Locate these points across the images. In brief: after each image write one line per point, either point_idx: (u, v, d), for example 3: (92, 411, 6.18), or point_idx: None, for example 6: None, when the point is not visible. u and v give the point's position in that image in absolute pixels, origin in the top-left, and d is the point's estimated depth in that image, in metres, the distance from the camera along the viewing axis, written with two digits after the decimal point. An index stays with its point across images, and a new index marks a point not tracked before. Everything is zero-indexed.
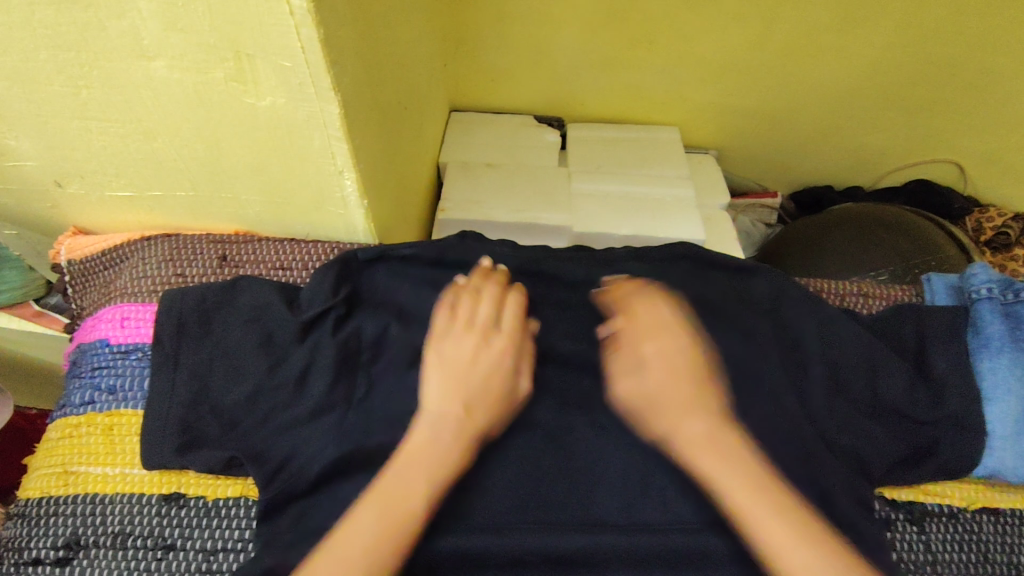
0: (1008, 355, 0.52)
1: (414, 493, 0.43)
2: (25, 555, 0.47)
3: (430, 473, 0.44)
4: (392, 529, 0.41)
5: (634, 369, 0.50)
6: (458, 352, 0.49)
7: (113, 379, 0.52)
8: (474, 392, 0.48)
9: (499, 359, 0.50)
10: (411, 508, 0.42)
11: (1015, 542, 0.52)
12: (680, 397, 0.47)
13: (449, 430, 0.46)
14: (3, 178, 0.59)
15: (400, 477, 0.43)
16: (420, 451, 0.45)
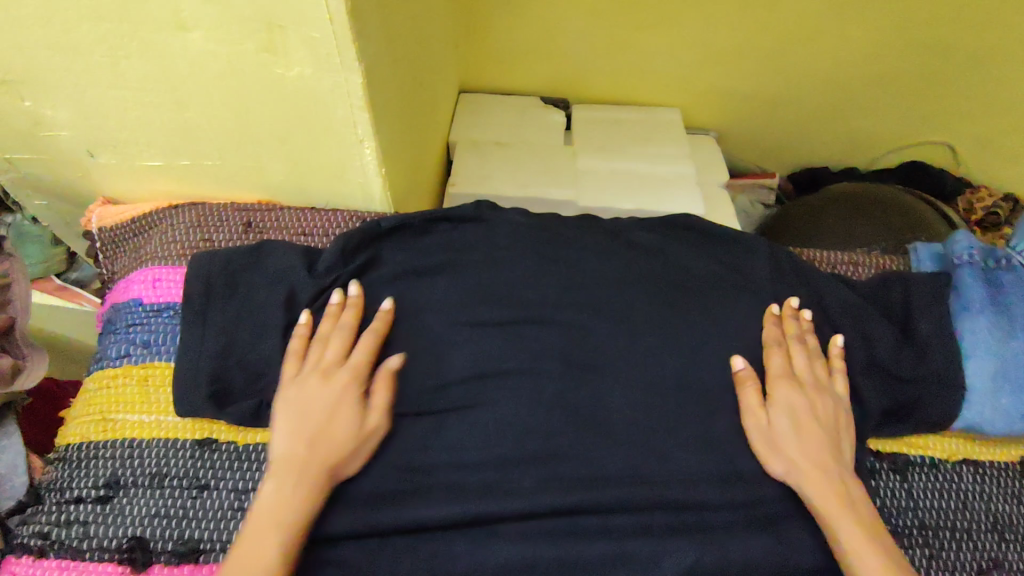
0: (988, 316, 0.55)
1: (265, 555, 0.43)
2: (68, 494, 0.50)
3: (279, 530, 0.45)
4: None
5: (795, 400, 0.53)
6: (298, 405, 0.50)
7: (147, 334, 0.56)
8: (319, 441, 0.49)
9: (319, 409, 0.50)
10: (257, 575, 0.42)
11: (994, 492, 0.55)
12: (815, 453, 0.51)
13: (291, 480, 0.47)
14: (39, 147, 0.62)
15: (247, 539, 0.44)
16: (279, 504, 0.46)
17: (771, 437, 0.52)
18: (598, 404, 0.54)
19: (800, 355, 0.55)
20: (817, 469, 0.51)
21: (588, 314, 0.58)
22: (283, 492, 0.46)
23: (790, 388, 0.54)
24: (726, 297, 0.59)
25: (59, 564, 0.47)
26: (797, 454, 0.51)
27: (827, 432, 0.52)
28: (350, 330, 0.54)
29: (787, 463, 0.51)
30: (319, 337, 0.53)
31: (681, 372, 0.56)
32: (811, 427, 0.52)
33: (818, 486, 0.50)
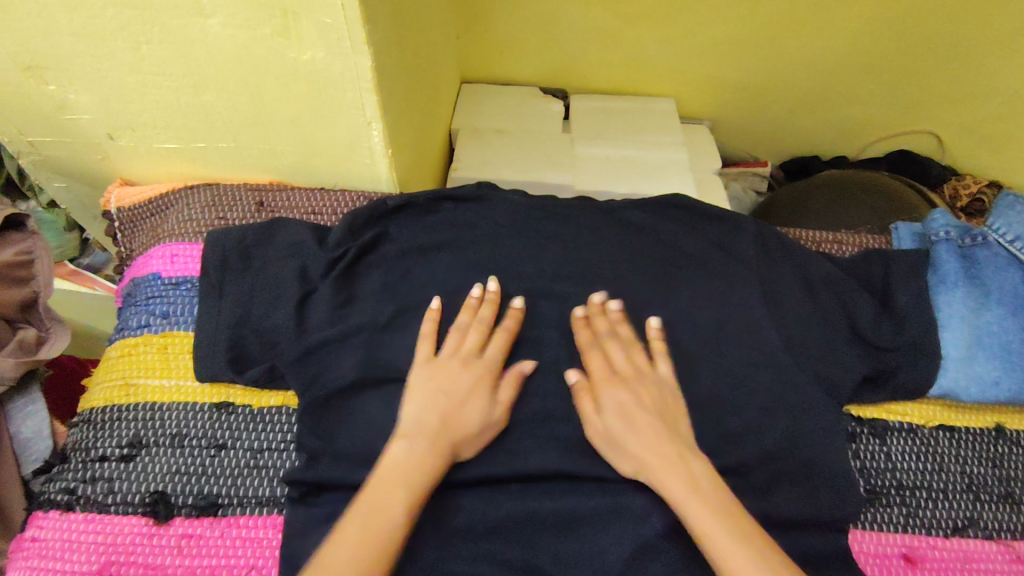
0: (962, 289, 0.59)
1: (394, 516, 0.45)
2: (92, 453, 0.53)
3: (407, 494, 0.46)
4: (366, 551, 0.43)
5: (623, 399, 0.53)
6: (460, 392, 0.53)
7: (165, 306, 0.59)
8: (448, 418, 0.51)
9: (480, 399, 0.53)
10: (389, 533, 0.44)
11: (970, 455, 0.57)
12: (651, 440, 0.51)
13: (418, 447, 0.49)
14: (61, 131, 0.65)
15: (391, 503, 0.46)
16: (409, 476, 0.47)
17: (610, 438, 0.52)
18: (593, 371, 0.57)
19: (614, 351, 0.56)
20: (657, 459, 0.50)
21: (583, 286, 0.61)
22: (429, 462, 0.49)
23: (618, 387, 0.54)
24: (714, 272, 0.62)
25: (87, 516, 0.50)
26: (631, 452, 0.51)
27: (659, 421, 0.52)
28: (487, 323, 0.57)
29: (624, 463, 0.51)
30: (458, 324, 0.57)
31: (672, 342, 0.59)
32: (641, 421, 0.52)
33: (666, 472, 0.49)
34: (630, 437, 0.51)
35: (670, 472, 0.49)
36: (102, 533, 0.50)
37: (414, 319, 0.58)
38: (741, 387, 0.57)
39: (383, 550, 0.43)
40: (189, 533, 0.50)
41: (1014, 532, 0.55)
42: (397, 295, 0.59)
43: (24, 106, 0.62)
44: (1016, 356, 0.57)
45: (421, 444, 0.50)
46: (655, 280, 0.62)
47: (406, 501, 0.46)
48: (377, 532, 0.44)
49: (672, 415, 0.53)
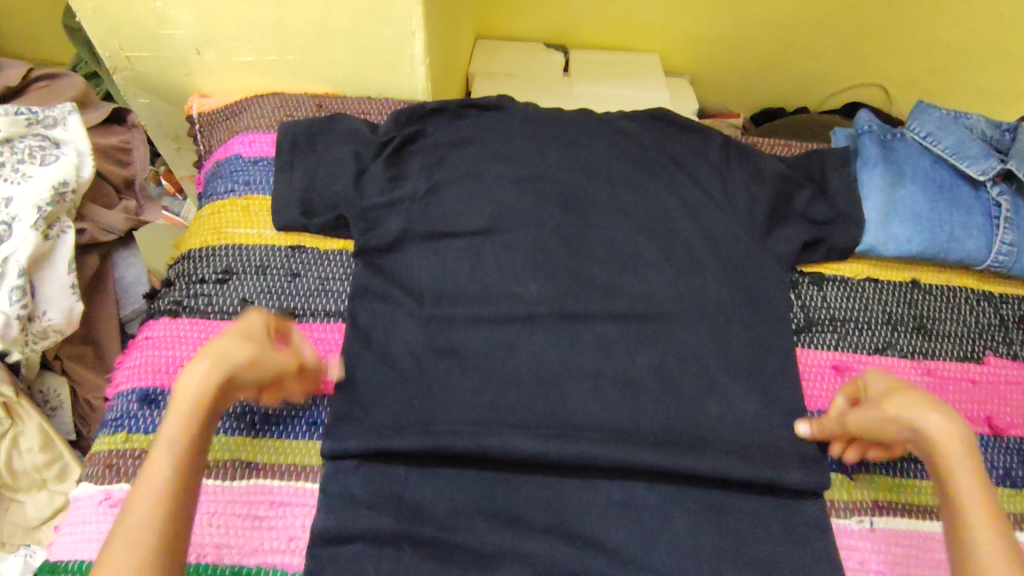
0: (881, 169, 0.74)
1: (160, 472, 0.45)
2: (193, 277, 0.66)
3: (173, 449, 0.47)
4: (152, 514, 0.44)
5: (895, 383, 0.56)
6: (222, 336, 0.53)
7: (247, 177, 0.73)
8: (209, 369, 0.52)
9: (241, 336, 0.53)
10: (157, 486, 0.45)
11: (891, 299, 0.71)
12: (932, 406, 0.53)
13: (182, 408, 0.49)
14: (156, 46, 0.79)
15: (154, 464, 0.46)
16: (173, 433, 0.47)
17: (894, 407, 0.53)
18: (587, 230, 0.72)
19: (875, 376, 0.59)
20: (950, 422, 0.51)
21: (581, 170, 0.75)
22: (180, 405, 0.48)
23: (877, 385, 0.57)
24: (686, 162, 0.77)
25: (191, 320, 0.63)
26: (930, 412, 0.52)
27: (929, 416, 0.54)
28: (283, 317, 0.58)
29: (913, 424, 0.52)
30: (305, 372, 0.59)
31: (652, 214, 0.73)
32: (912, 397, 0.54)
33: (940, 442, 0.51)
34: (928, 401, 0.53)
35: (942, 444, 0.51)
36: (204, 331, 0.62)
37: (444, 191, 0.73)
38: (707, 247, 0.71)
39: (166, 517, 0.44)
40: None
41: (925, 353, 0.69)
42: (432, 174, 0.74)
43: (131, 23, 0.76)
44: (924, 219, 0.71)
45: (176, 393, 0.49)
46: (639, 169, 0.76)
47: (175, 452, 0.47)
48: (157, 494, 0.45)
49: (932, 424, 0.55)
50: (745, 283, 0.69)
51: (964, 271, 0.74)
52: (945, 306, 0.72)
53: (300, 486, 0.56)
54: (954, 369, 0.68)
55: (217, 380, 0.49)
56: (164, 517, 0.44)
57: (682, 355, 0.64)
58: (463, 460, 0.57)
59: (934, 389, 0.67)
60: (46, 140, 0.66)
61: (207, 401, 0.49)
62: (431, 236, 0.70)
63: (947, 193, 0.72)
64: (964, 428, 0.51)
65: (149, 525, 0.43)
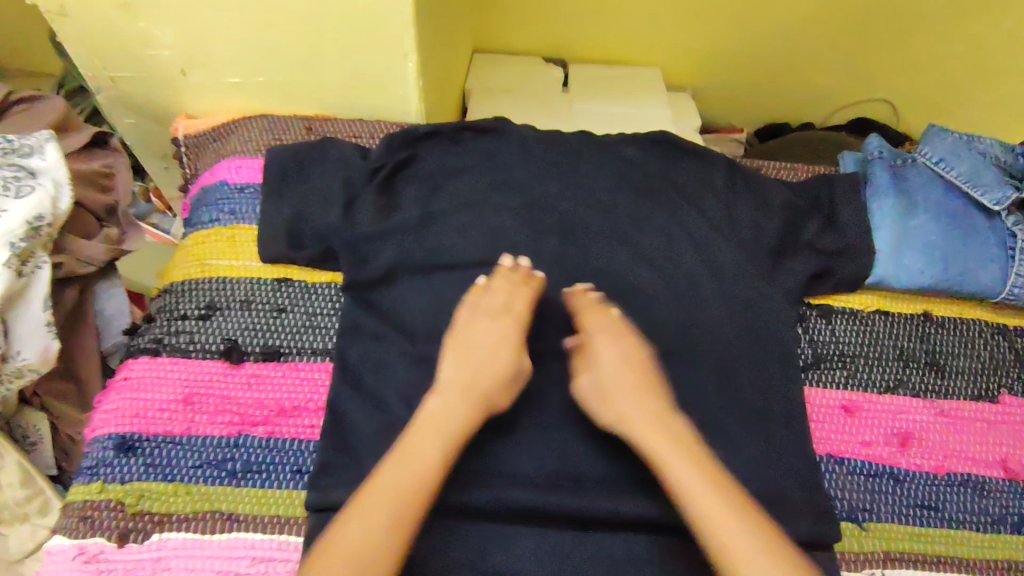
0: (892, 196, 0.71)
1: (434, 459, 0.51)
2: (174, 313, 0.63)
3: (444, 442, 0.53)
4: (413, 491, 0.49)
5: (616, 357, 0.60)
6: (474, 342, 0.60)
7: (233, 205, 0.70)
8: (478, 374, 0.57)
9: (516, 350, 0.60)
10: (423, 473, 0.50)
11: (902, 333, 0.69)
12: (625, 390, 0.57)
13: (451, 404, 0.55)
14: (141, 67, 0.77)
15: (427, 449, 0.52)
16: (447, 427, 0.54)
17: (625, 416, 0.56)
18: (586, 262, 0.69)
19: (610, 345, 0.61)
20: (663, 431, 0.55)
21: (579, 197, 0.73)
22: (457, 413, 0.55)
23: (608, 346, 0.61)
24: (690, 189, 0.74)
25: (171, 359, 0.60)
26: (648, 421, 0.55)
27: (637, 397, 0.57)
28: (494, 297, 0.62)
29: (645, 437, 0.55)
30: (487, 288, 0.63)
31: (654, 244, 0.70)
32: (620, 390, 0.57)
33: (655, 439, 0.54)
34: (673, 417, 0.56)
35: (686, 455, 0.53)
36: (185, 371, 0.60)
37: (439, 221, 0.70)
38: (711, 279, 0.68)
39: (422, 499, 0.49)
40: (258, 373, 0.60)
41: (939, 392, 0.66)
42: (426, 202, 0.71)
43: (114, 44, 0.73)
44: (936, 250, 0.68)
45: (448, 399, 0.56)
46: (641, 196, 0.73)
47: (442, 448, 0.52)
48: (421, 481, 0.50)
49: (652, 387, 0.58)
50: (750, 318, 0.66)
51: (979, 303, 0.71)
52: (958, 341, 0.69)
53: (282, 540, 0.53)
54: (969, 410, 0.65)
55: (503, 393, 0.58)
56: (415, 504, 0.49)
57: (685, 396, 0.62)
58: (455, 512, 0.55)
59: (949, 431, 0.64)
60: (21, 170, 0.63)
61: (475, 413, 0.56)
62: (425, 268, 0.67)
63: (961, 222, 0.70)
64: (639, 412, 0.56)
65: (398, 502, 0.49)
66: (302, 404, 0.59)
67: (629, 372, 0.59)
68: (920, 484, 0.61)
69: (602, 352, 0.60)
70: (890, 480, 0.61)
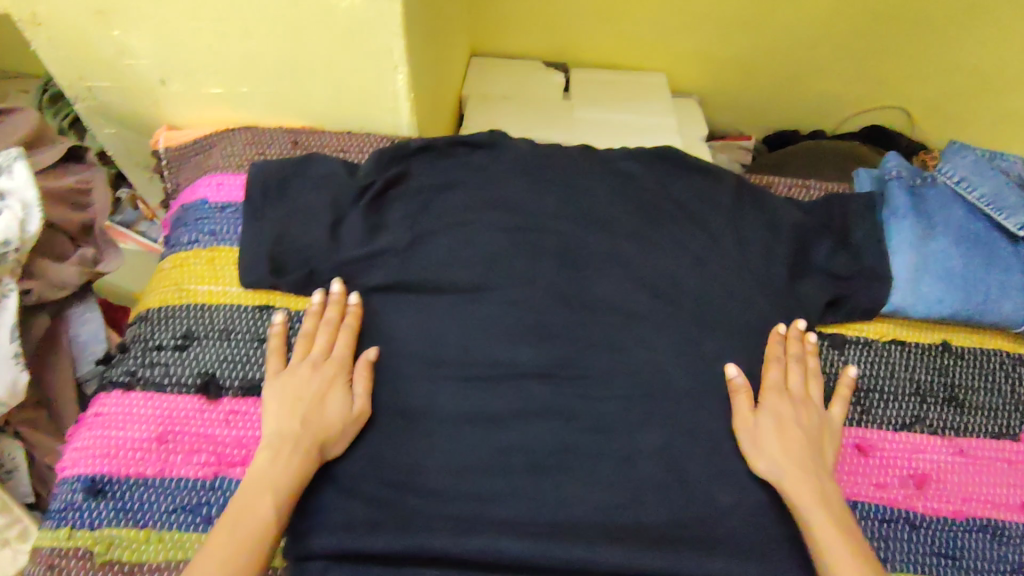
0: (909, 219, 0.67)
1: (263, 510, 0.49)
2: (150, 343, 0.60)
3: (275, 492, 0.50)
4: (248, 545, 0.47)
5: (780, 409, 0.59)
6: (286, 383, 0.57)
7: (213, 225, 0.67)
8: (306, 420, 0.54)
9: (323, 386, 0.57)
10: (258, 526, 0.48)
11: (918, 365, 0.65)
12: (797, 427, 0.58)
13: (281, 455, 0.52)
14: (118, 77, 0.73)
15: (239, 501, 0.49)
16: (268, 476, 0.51)
17: (759, 442, 0.57)
18: (585, 288, 0.65)
19: (795, 373, 0.61)
20: (811, 470, 0.55)
21: (578, 217, 0.69)
22: (262, 458, 0.52)
23: (778, 398, 0.59)
24: (696, 208, 0.70)
25: (145, 394, 0.57)
26: (800, 460, 0.56)
27: (806, 436, 0.57)
28: (332, 324, 0.61)
29: (777, 460, 0.56)
30: (308, 329, 0.61)
31: (658, 269, 0.66)
32: (797, 429, 0.58)
33: (802, 480, 0.54)
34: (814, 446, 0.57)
35: (809, 476, 0.55)
36: (159, 407, 0.57)
37: (429, 242, 0.66)
38: (717, 307, 0.64)
39: (257, 550, 0.47)
40: (237, 409, 0.57)
41: (957, 429, 0.62)
42: (417, 223, 0.67)
43: (89, 53, 0.70)
44: (956, 277, 0.64)
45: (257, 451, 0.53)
46: (644, 216, 0.69)
47: (275, 495, 0.50)
48: (250, 534, 0.48)
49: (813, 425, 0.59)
50: (758, 350, 0.63)
51: (1000, 333, 0.67)
52: (978, 374, 0.65)
53: None
54: (988, 449, 0.62)
55: (330, 431, 0.55)
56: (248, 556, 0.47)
57: (687, 434, 0.58)
58: (442, 561, 0.51)
59: (967, 472, 0.60)
60: None
61: (310, 452, 0.53)
62: (414, 294, 0.64)
63: (983, 247, 0.66)
64: (804, 452, 0.56)
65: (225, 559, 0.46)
66: None
67: (796, 403, 0.59)
68: (936, 529, 0.58)
69: (784, 384, 0.61)
70: (905, 526, 0.58)
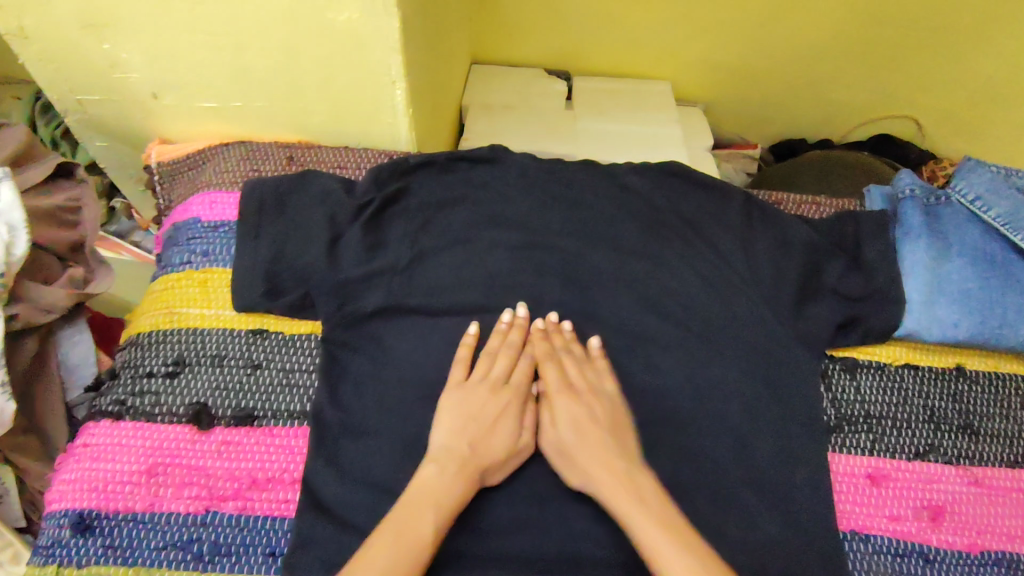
0: (924, 239, 0.65)
1: (426, 528, 0.48)
2: (140, 370, 0.59)
3: (438, 510, 0.49)
4: (414, 560, 0.46)
5: (573, 409, 0.57)
6: (446, 406, 0.56)
7: (205, 245, 0.65)
8: (478, 443, 0.54)
9: (501, 413, 0.56)
10: (422, 542, 0.47)
11: (932, 391, 0.63)
12: (586, 428, 0.55)
13: (449, 471, 0.52)
14: (108, 90, 0.71)
15: (420, 517, 0.48)
16: (440, 491, 0.50)
17: (565, 450, 0.55)
18: (589, 311, 0.63)
19: (569, 365, 0.59)
20: (603, 462, 0.53)
21: (582, 236, 0.67)
22: (429, 472, 0.51)
23: (570, 400, 0.57)
24: (704, 226, 0.68)
25: (135, 424, 0.56)
26: (594, 457, 0.53)
27: (602, 429, 0.55)
28: (514, 348, 0.60)
29: (588, 470, 0.53)
30: (488, 352, 0.59)
31: (664, 290, 0.64)
32: (591, 430, 0.55)
33: (602, 478, 0.52)
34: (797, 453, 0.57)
35: (625, 479, 0.52)
36: (149, 439, 0.55)
37: (429, 263, 0.64)
38: (726, 330, 0.62)
39: (420, 566, 0.46)
40: (229, 439, 0.56)
41: (971, 458, 0.61)
42: (416, 242, 0.65)
43: (78, 66, 0.68)
44: (972, 301, 0.62)
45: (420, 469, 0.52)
46: (650, 235, 0.67)
47: (438, 513, 0.49)
48: (418, 550, 0.46)
49: (615, 421, 0.56)
50: (767, 376, 0.61)
51: (1016, 357, 0.65)
52: (993, 400, 0.63)
53: None
54: (1003, 478, 0.60)
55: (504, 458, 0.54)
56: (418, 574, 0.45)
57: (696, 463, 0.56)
58: None
59: (982, 504, 0.59)
60: None
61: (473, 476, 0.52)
62: (413, 317, 0.62)
63: (1000, 270, 0.63)
64: (592, 445, 0.54)
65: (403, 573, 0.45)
66: (274, 475, 0.55)
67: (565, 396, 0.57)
68: (949, 564, 0.56)
69: (551, 382, 0.59)
70: (919, 560, 0.56)
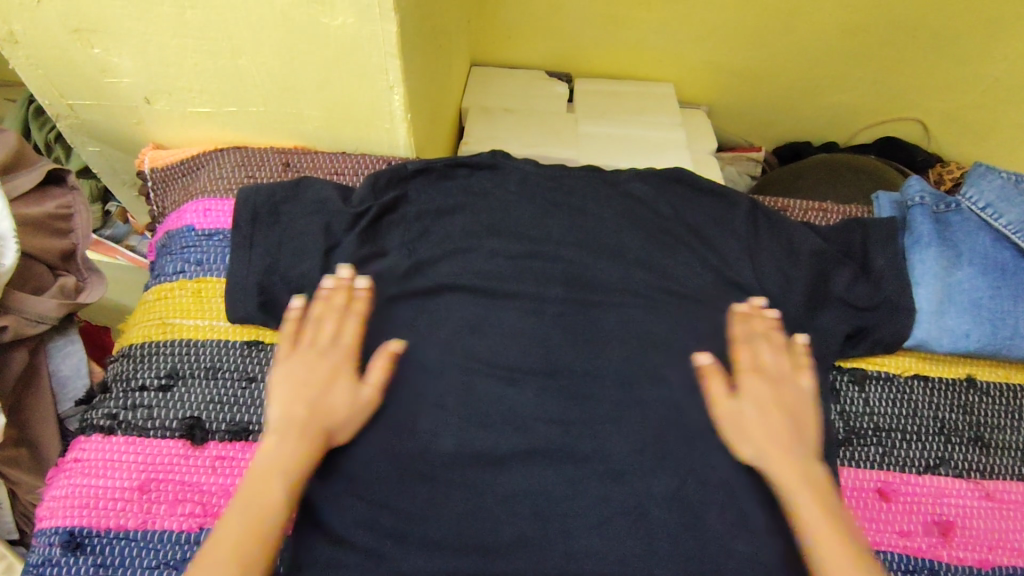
0: (934, 248, 0.64)
1: (276, 494, 0.49)
2: (133, 383, 0.57)
3: (286, 475, 0.50)
4: (259, 526, 0.47)
5: (762, 391, 0.57)
6: (281, 377, 0.55)
7: (199, 254, 0.63)
8: (314, 406, 0.53)
9: (331, 376, 0.55)
10: (273, 507, 0.48)
11: (942, 403, 0.62)
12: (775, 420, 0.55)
13: (289, 439, 0.51)
14: (99, 94, 0.69)
15: (266, 483, 0.49)
16: (284, 458, 0.50)
17: (741, 425, 0.55)
18: (591, 321, 0.62)
19: (764, 350, 0.59)
20: (789, 451, 0.54)
21: (584, 244, 0.65)
22: (274, 441, 0.51)
23: (762, 383, 0.57)
24: (708, 234, 0.67)
25: (127, 439, 0.55)
26: (778, 446, 0.54)
27: (790, 424, 0.56)
28: (339, 312, 0.58)
29: (761, 445, 0.54)
30: (314, 316, 0.58)
31: (669, 300, 0.63)
32: (775, 416, 0.56)
33: (786, 465, 0.53)
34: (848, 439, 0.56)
35: (802, 466, 0.53)
36: (141, 454, 0.54)
37: (428, 272, 0.63)
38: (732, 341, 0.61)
39: (270, 530, 0.47)
40: (223, 454, 0.54)
41: (983, 472, 0.59)
42: (415, 250, 0.64)
43: (69, 70, 0.66)
44: (983, 312, 0.61)
45: (274, 437, 0.51)
46: (653, 243, 0.66)
47: (286, 480, 0.50)
48: (265, 515, 0.47)
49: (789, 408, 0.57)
50: None
51: None
52: (1004, 412, 0.62)
53: None
54: (1016, 492, 0.59)
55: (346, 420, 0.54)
56: (258, 541, 0.46)
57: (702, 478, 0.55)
58: None
59: (994, 518, 0.57)
60: None
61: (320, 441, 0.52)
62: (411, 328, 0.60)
63: (1012, 279, 0.62)
64: (783, 435, 0.55)
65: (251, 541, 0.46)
66: None
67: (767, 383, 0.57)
68: None
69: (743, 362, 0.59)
70: None
